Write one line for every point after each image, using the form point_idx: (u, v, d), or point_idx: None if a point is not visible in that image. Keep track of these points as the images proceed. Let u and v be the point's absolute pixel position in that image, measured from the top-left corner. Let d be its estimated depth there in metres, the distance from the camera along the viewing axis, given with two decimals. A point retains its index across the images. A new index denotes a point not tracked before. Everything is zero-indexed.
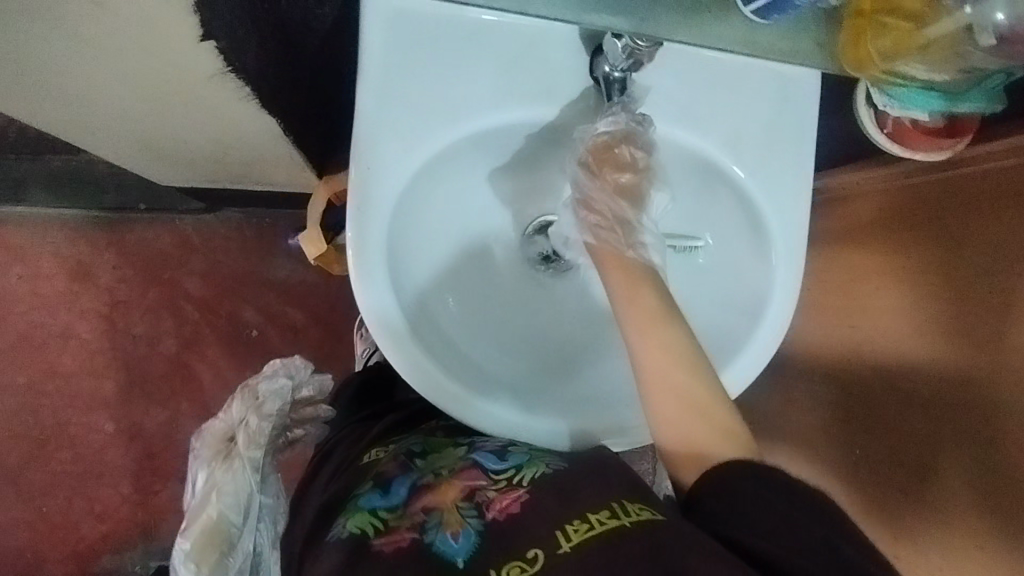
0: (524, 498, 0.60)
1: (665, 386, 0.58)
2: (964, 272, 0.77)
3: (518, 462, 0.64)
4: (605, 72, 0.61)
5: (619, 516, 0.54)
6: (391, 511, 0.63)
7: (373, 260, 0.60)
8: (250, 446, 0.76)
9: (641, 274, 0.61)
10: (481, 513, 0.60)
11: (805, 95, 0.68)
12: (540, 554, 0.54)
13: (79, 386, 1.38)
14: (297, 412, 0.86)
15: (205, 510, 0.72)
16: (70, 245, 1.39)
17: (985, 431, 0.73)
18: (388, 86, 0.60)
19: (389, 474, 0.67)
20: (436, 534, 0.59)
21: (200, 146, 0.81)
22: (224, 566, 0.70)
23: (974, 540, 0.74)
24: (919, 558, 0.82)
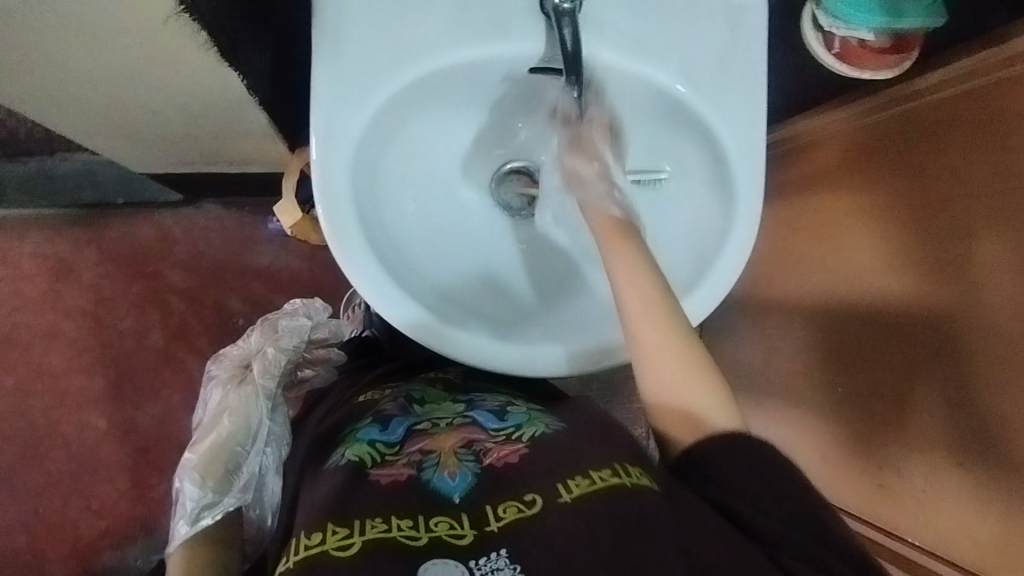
0: (523, 452, 0.62)
1: (665, 373, 0.60)
2: (924, 201, 0.80)
3: (517, 423, 0.67)
4: (556, 4, 0.61)
5: (620, 476, 0.57)
6: (389, 446, 0.64)
7: (341, 202, 0.61)
8: (265, 375, 0.80)
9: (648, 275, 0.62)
10: (478, 459, 0.61)
11: (752, 22, 0.70)
12: (538, 499, 0.55)
13: (69, 385, 1.38)
14: (310, 352, 0.90)
15: (216, 428, 0.75)
16: (50, 244, 1.39)
17: (954, 346, 0.75)
18: (345, 35, 0.62)
19: (390, 413, 0.69)
20: (434, 473, 0.59)
21: (166, 115, 0.81)
22: (228, 482, 0.72)
23: (954, 459, 0.76)
24: (904, 484, 0.84)
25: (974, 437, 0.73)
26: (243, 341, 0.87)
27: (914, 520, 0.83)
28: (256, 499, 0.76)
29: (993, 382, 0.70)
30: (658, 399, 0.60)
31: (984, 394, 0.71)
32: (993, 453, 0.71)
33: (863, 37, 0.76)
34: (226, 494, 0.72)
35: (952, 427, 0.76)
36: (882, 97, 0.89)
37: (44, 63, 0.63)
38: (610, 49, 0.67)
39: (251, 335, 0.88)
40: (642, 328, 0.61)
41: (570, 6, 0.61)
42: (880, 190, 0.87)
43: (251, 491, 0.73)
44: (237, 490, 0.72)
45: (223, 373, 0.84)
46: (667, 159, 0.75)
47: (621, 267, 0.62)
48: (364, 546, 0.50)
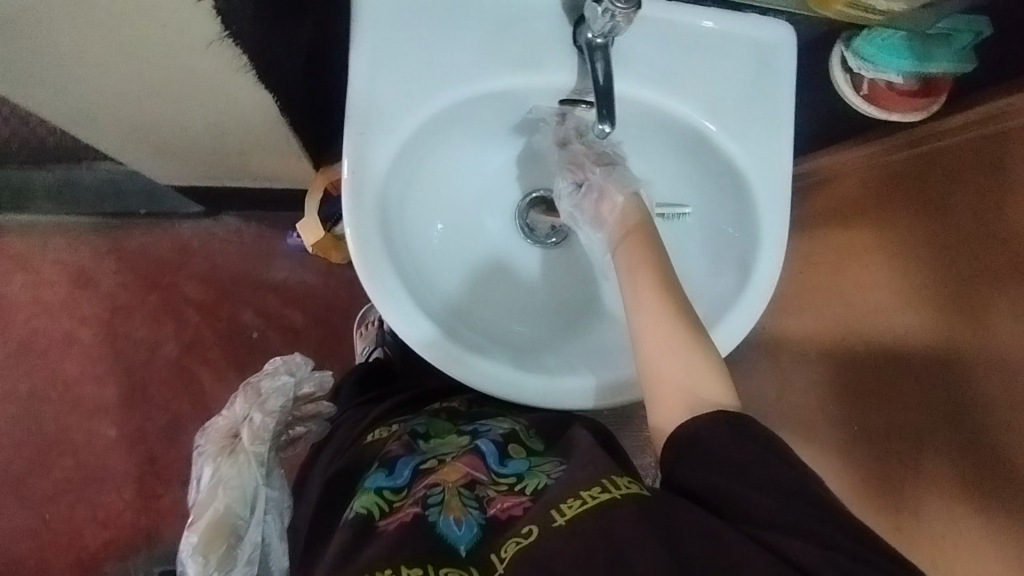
0: (527, 505, 0.59)
1: (661, 343, 0.58)
2: (948, 241, 0.79)
3: (519, 471, 0.65)
4: (588, 38, 0.62)
5: (610, 490, 0.53)
6: (396, 492, 0.64)
7: (367, 225, 0.61)
8: (254, 441, 0.80)
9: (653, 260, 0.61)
10: (481, 507, 0.60)
11: (780, 61, 0.71)
12: (535, 528, 0.53)
13: (81, 392, 1.39)
14: (298, 410, 0.88)
15: (211, 503, 0.76)
16: (71, 252, 1.41)
17: (977, 388, 0.74)
18: (379, 61, 0.62)
19: (395, 455, 0.69)
20: (438, 516, 0.58)
21: (196, 131, 0.82)
22: (231, 557, 0.74)
23: (974, 503, 0.75)
24: (922, 530, 0.82)
25: (998, 482, 0.72)
26: (227, 409, 0.85)
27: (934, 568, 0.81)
28: (263, 569, 0.79)
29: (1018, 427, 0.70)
30: (655, 377, 0.57)
31: (1008, 438, 0.70)
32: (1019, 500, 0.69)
33: (893, 82, 0.75)
34: (228, 568, 0.74)
35: (972, 469, 0.75)
36: (901, 136, 0.89)
37: (86, 78, 0.64)
38: (638, 82, 0.68)
39: (234, 403, 0.85)
40: (642, 301, 0.59)
41: (603, 41, 0.62)
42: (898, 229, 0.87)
43: (256, 563, 0.76)
44: (242, 564, 0.75)
45: (210, 446, 0.82)
46: (690, 193, 0.75)
47: (626, 264, 0.62)
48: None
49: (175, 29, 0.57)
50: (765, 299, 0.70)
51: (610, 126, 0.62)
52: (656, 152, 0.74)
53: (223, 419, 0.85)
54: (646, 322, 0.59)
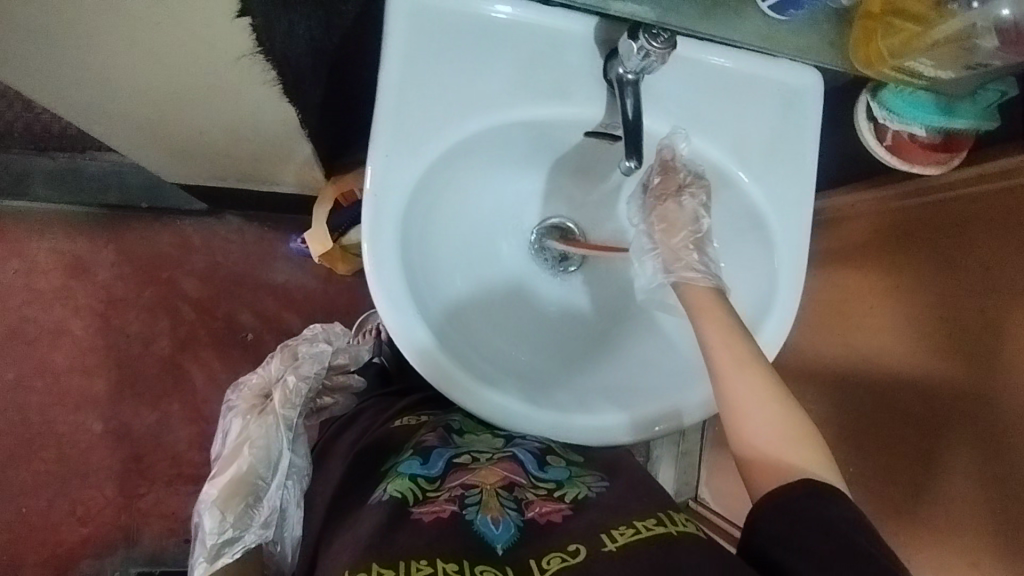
0: (566, 513, 0.57)
1: (765, 426, 0.58)
2: (953, 291, 0.80)
3: (559, 478, 0.62)
4: (620, 73, 0.62)
5: (666, 524, 0.53)
6: (430, 482, 0.60)
7: (386, 247, 0.60)
8: (285, 404, 0.74)
9: (727, 330, 0.62)
10: (520, 509, 0.57)
11: (809, 107, 0.71)
12: (582, 548, 0.51)
13: (69, 385, 1.36)
14: (331, 379, 0.86)
15: (236, 459, 0.69)
16: (68, 240, 1.38)
17: (976, 448, 0.74)
18: (407, 83, 0.61)
19: (429, 444, 0.65)
20: (476, 515, 0.55)
21: (213, 134, 0.81)
22: (248, 517, 0.66)
23: (970, 556, 0.74)
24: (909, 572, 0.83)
25: (993, 534, 0.71)
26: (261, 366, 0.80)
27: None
28: (278, 536, 0.71)
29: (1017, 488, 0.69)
30: (768, 451, 0.58)
31: (1007, 496, 0.70)
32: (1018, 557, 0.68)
33: (916, 134, 0.75)
34: (246, 527, 0.66)
35: (974, 523, 0.73)
36: (908, 184, 0.90)
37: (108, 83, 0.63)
38: (663, 119, 0.68)
39: (268, 360, 0.81)
40: (736, 387, 0.60)
41: (634, 77, 0.62)
42: (902, 276, 0.88)
43: (273, 527, 0.68)
44: (258, 525, 0.67)
45: (246, 398, 0.78)
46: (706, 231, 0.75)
47: (716, 342, 0.61)
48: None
49: (205, 38, 0.56)
50: (776, 344, 0.70)
51: (636, 161, 0.62)
52: None
53: (262, 375, 0.80)
54: (733, 405, 0.60)
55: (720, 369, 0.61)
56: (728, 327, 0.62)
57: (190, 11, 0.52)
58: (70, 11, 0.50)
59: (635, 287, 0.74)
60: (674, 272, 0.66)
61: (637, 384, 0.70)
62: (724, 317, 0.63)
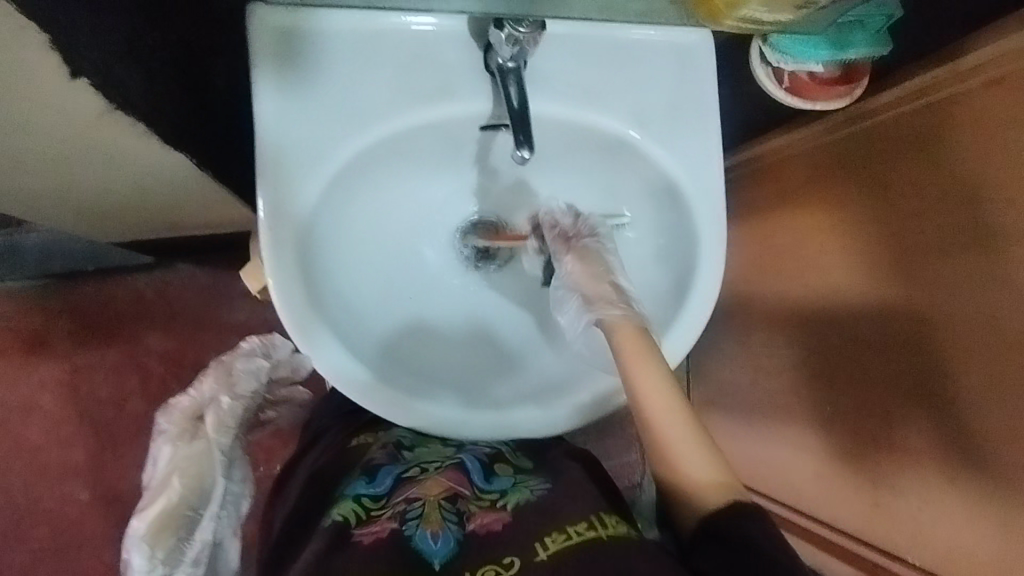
0: (507, 519, 0.57)
1: (690, 472, 0.56)
2: (891, 216, 0.80)
3: (504, 487, 0.62)
4: (498, 63, 0.61)
5: (597, 528, 0.54)
6: (375, 500, 0.61)
7: (290, 278, 0.60)
8: (218, 428, 0.86)
9: (652, 374, 0.58)
10: (461, 522, 0.57)
11: (701, 65, 0.69)
12: (517, 559, 0.52)
13: (49, 459, 1.35)
14: (273, 393, 0.99)
15: (166, 493, 0.82)
16: (21, 316, 1.37)
17: (935, 367, 0.73)
18: (285, 110, 0.60)
19: (377, 462, 0.65)
20: (416, 529, 0.56)
21: (120, 194, 0.80)
22: (178, 551, 0.80)
23: (946, 475, 0.73)
24: (902, 505, 0.79)
25: (965, 453, 0.71)
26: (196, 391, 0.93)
27: (909, 539, 0.78)
28: (215, 561, 0.86)
29: (981, 398, 0.68)
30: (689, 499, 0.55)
31: (974, 409, 0.69)
32: (992, 467, 0.68)
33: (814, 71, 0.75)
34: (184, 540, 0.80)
35: (945, 442, 0.73)
36: (831, 118, 0.90)
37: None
38: (555, 100, 0.67)
39: (204, 384, 0.94)
40: (658, 428, 0.57)
41: (513, 65, 0.61)
42: (843, 210, 0.87)
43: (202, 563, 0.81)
44: (189, 560, 0.80)
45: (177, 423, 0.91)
46: (626, 203, 0.74)
47: (645, 385, 0.58)
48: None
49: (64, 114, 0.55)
50: (708, 307, 0.70)
51: (529, 150, 0.61)
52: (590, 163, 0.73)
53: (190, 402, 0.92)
54: (655, 449, 0.57)
55: (640, 413, 0.58)
56: (652, 370, 0.58)
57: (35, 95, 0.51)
58: None
59: None
60: (596, 310, 0.61)
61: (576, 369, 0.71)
62: (648, 354, 0.59)
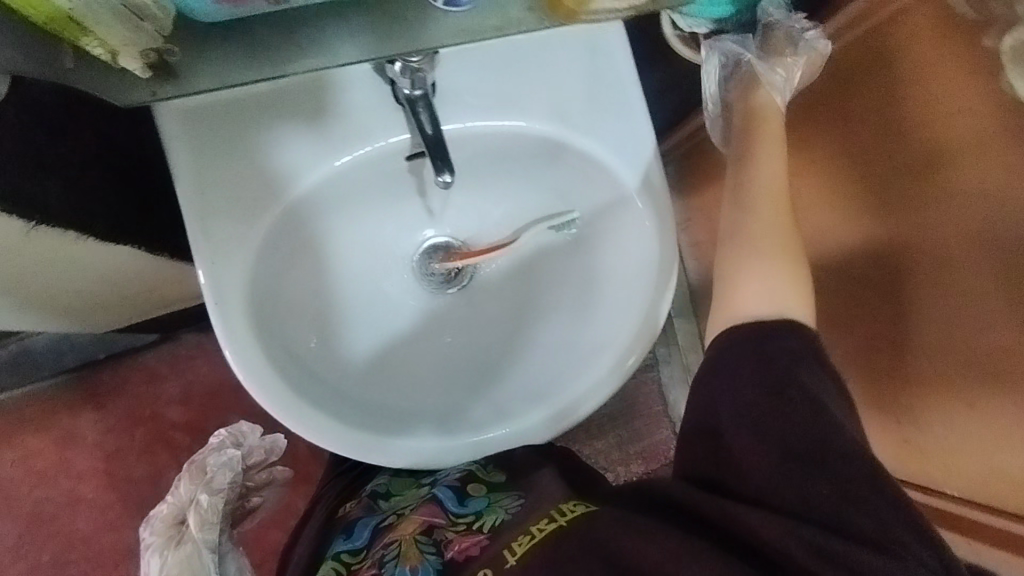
0: (482, 542, 0.60)
1: (756, 283, 0.61)
2: (860, 148, 0.77)
3: (479, 508, 0.65)
4: (406, 94, 0.61)
5: (554, 521, 0.58)
6: (354, 554, 0.65)
7: (242, 343, 0.61)
8: (203, 527, 0.73)
9: (771, 116, 0.70)
10: (439, 551, 0.61)
11: (612, 49, 0.69)
12: None
13: (102, 546, 1.40)
14: (253, 480, 0.86)
15: None
16: (48, 416, 1.41)
17: (931, 292, 0.70)
18: (206, 182, 0.61)
19: (354, 516, 0.69)
20: (396, 569, 0.60)
21: (91, 291, 0.82)
22: None
23: (967, 400, 0.68)
24: (930, 440, 0.76)
25: (977, 380, 0.66)
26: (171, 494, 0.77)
27: (952, 470, 0.74)
28: None
29: (982, 318, 0.64)
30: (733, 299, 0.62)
31: (977, 333, 0.65)
32: (1003, 388, 0.64)
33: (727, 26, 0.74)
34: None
35: (952, 370, 0.69)
36: None
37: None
38: (473, 116, 0.67)
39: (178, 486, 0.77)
40: (762, 212, 0.65)
41: (421, 93, 0.61)
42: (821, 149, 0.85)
43: None
44: None
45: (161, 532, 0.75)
46: (572, 200, 0.73)
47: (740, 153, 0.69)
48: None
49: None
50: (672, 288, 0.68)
51: (451, 173, 0.61)
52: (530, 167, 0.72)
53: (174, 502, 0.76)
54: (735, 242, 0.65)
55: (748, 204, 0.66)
56: (773, 134, 0.68)
57: None
58: None
59: (535, 272, 0.75)
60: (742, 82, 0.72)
61: (556, 373, 0.71)
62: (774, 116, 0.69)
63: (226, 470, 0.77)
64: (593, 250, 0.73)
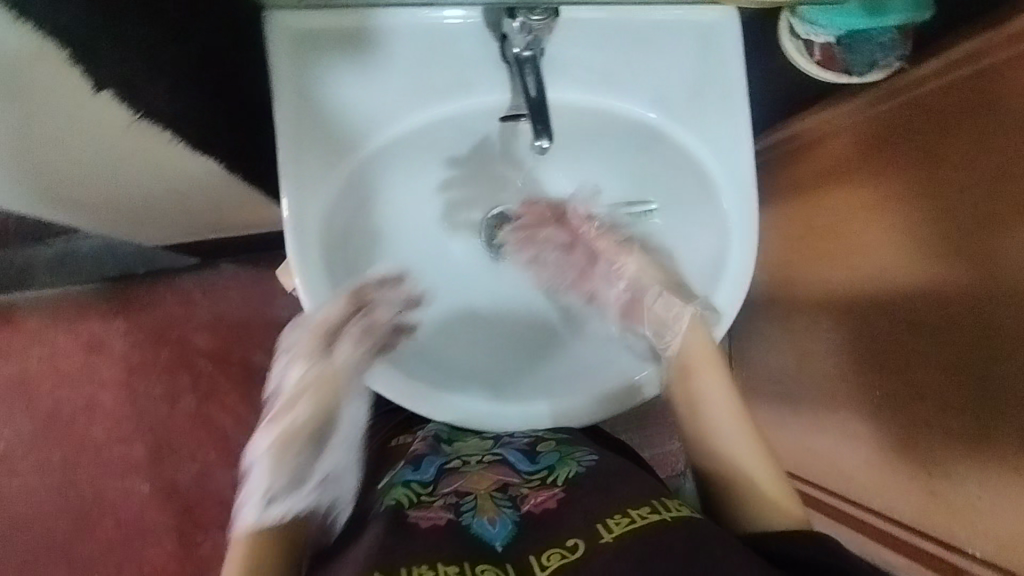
0: (561, 496, 0.60)
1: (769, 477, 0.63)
2: (935, 190, 0.73)
3: (550, 463, 0.64)
4: (515, 53, 0.60)
5: (660, 511, 0.54)
6: (424, 487, 0.61)
7: (315, 277, 0.61)
8: (354, 350, 0.61)
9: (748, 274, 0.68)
10: (515, 505, 0.59)
11: (725, 42, 0.67)
12: (581, 542, 0.52)
13: (110, 454, 1.35)
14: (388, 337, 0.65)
15: (290, 406, 0.59)
16: (80, 320, 1.37)
17: (999, 352, 0.65)
18: (299, 109, 0.61)
19: (420, 452, 0.66)
20: (472, 519, 0.57)
21: (159, 200, 0.83)
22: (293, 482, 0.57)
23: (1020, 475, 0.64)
24: (957, 492, 0.73)
25: None
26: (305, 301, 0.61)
27: (972, 530, 0.71)
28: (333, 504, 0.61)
29: None
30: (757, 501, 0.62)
31: None
32: None
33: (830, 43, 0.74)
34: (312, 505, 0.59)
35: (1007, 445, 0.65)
36: (883, 85, 0.82)
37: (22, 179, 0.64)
38: (576, 87, 0.66)
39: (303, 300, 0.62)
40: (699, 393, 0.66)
41: (530, 54, 0.60)
42: (896, 183, 0.79)
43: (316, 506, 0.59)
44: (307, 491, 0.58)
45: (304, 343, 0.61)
46: (652, 189, 0.73)
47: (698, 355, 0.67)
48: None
49: (89, 121, 0.58)
50: (741, 297, 0.69)
51: (549, 139, 0.60)
52: (621, 151, 0.72)
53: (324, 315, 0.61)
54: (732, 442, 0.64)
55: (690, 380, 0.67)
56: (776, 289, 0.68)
57: (49, 101, 0.53)
58: None
59: None
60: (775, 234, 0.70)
61: (610, 358, 0.72)
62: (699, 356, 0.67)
63: (391, 313, 0.63)
64: (674, 242, 0.74)
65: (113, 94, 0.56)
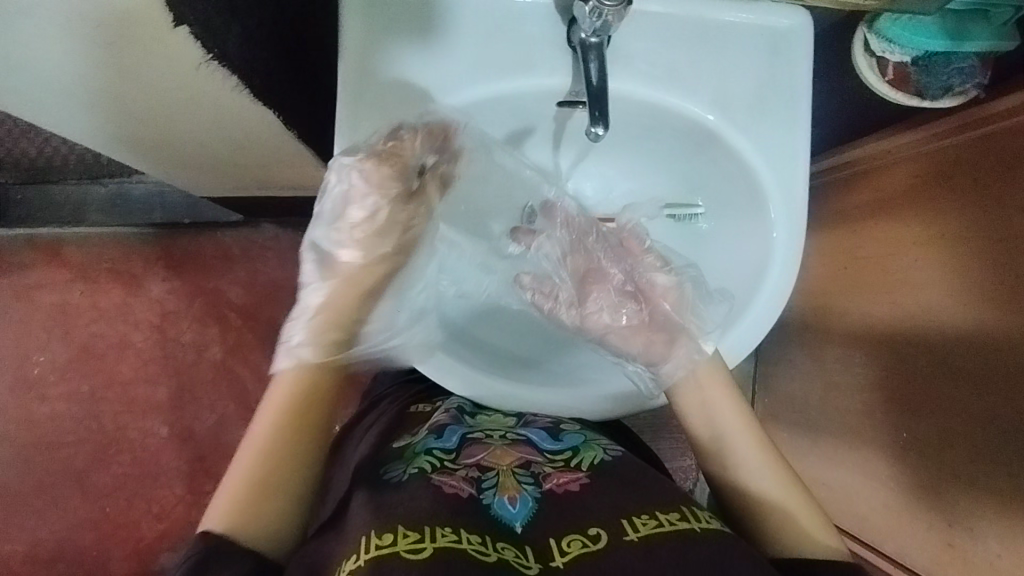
0: (584, 481, 0.59)
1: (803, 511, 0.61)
2: (997, 234, 0.68)
3: (575, 445, 0.66)
4: (582, 38, 0.59)
5: (690, 519, 0.52)
6: (446, 453, 0.62)
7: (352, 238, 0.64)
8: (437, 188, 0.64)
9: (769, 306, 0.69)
10: (538, 483, 0.60)
11: (799, 49, 0.66)
12: (603, 534, 0.51)
13: (135, 393, 1.35)
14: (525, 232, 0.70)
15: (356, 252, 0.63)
16: (123, 260, 1.37)
17: None
18: (354, 76, 0.62)
19: (443, 422, 0.68)
20: (493, 497, 0.57)
21: (212, 146, 0.84)
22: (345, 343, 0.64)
23: None
24: (980, 552, 0.70)
25: None
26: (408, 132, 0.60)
27: None
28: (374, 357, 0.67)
29: None
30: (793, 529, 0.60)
31: None
32: None
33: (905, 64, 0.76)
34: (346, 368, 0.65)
35: None
36: (944, 121, 0.77)
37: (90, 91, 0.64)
38: (639, 80, 0.65)
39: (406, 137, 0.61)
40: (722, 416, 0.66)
41: (596, 40, 0.59)
42: (953, 224, 0.74)
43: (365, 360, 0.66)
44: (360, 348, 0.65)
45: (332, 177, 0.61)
46: (703, 194, 0.74)
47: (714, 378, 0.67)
48: (436, 553, 0.46)
49: (162, 52, 0.59)
50: (766, 323, 0.69)
51: (604, 128, 0.59)
52: (674, 154, 0.72)
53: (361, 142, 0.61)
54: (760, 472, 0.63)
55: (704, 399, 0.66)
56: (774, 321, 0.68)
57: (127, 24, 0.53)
58: (57, 27, 0.53)
59: None
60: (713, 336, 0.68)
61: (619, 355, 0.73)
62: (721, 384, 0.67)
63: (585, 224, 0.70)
64: (712, 251, 0.74)
65: (191, 30, 0.56)
